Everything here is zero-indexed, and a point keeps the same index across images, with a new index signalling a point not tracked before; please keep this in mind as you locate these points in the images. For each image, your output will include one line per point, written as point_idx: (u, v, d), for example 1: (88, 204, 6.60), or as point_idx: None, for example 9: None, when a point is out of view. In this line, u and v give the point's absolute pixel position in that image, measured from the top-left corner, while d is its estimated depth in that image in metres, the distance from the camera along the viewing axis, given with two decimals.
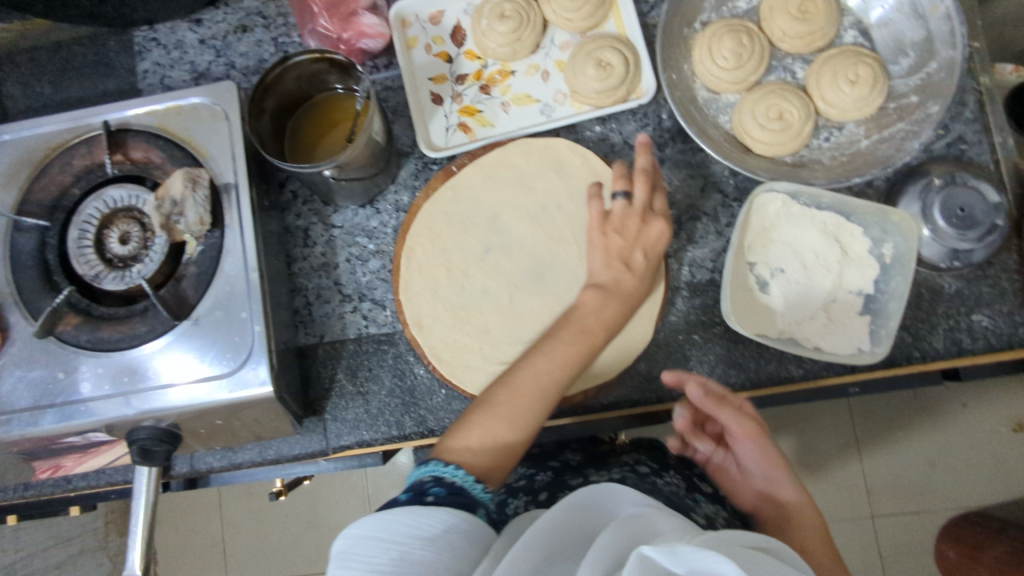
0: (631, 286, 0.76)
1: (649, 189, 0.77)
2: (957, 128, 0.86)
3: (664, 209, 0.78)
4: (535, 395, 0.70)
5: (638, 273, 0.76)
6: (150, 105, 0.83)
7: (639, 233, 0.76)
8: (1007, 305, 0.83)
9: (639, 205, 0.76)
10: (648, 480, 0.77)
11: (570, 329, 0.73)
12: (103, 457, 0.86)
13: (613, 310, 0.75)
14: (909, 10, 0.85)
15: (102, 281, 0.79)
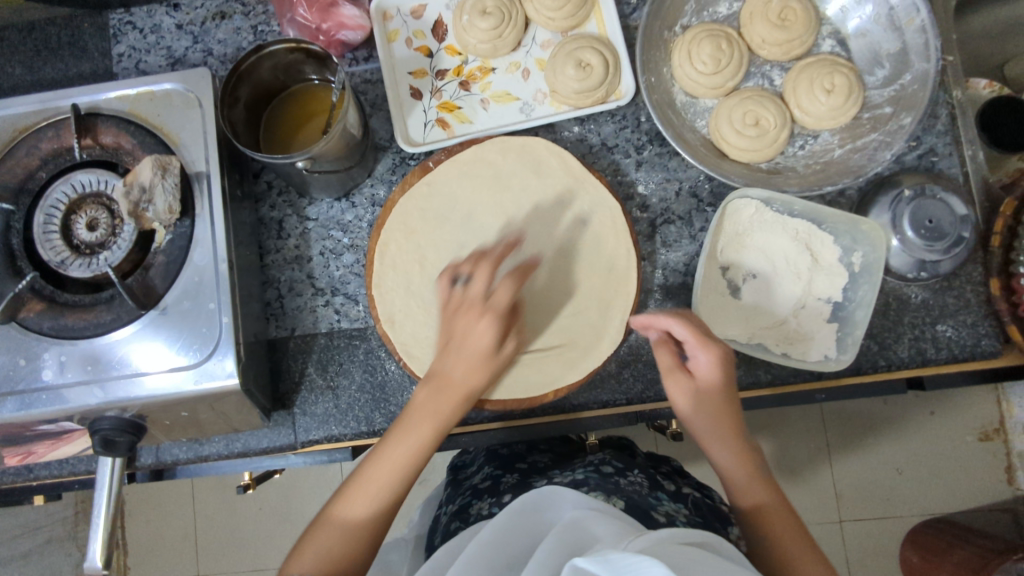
0: (462, 380, 0.72)
1: (495, 272, 0.74)
2: (929, 140, 0.87)
3: (505, 300, 0.71)
4: (395, 474, 0.68)
5: (471, 366, 0.72)
6: (122, 90, 0.82)
7: (468, 333, 0.72)
8: (972, 317, 0.85)
9: (473, 297, 0.73)
10: (611, 481, 0.79)
11: (421, 413, 0.71)
12: (72, 445, 0.86)
13: (447, 408, 0.71)
14: (885, 22, 0.86)
15: (67, 268, 0.78)
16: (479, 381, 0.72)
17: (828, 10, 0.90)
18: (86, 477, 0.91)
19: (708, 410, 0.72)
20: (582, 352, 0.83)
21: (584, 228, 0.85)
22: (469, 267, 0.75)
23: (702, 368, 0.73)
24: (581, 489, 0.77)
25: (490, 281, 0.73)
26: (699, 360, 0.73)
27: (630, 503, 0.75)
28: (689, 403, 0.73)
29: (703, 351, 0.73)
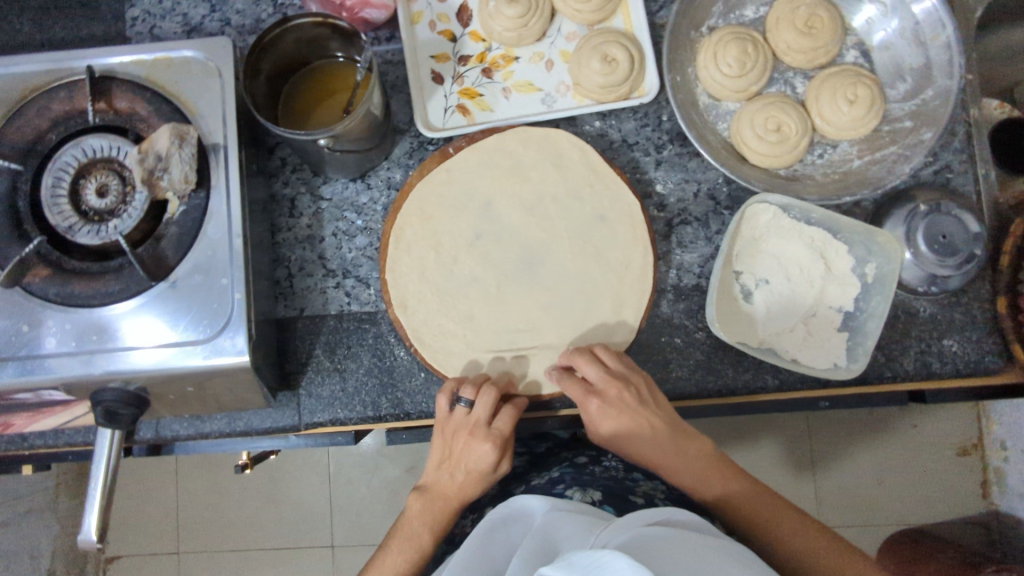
0: (460, 488, 0.77)
1: (495, 404, 0.77)
2: (946, 156, 0.88)
3: (507, 432, 0.76)
4: (413, 553, 0.75)
5: (469, 478, 0.77)
6: (138, 54, 0.79)
7: (470, 452, 0.76)
8: (977, 333, 0.86)
9: (477, 422, 0.76)
10: (586, 473, 0.82)
11: (434, 503, 0.77)
12: (55, 418, 0.84)
13: (444, 512, 0.77)
14: (911, 36, 0.87)
15: (75, 234, 0.76)
16: (474, 490, 0.78)
17: (855, 21, 0.90)
18: (80, 449, 0.89)
19: (630, 446, 0.77)
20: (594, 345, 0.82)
21: (602, 223, 0.85)
22: (471, 391, 0.77)
23: (605, 419, 0.76)
24: (558, 487, 0.79)
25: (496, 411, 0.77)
26: (595, 406, 0.76)
27: (606, 491, 0.77)
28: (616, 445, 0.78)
29: (593, 400, 0.76)
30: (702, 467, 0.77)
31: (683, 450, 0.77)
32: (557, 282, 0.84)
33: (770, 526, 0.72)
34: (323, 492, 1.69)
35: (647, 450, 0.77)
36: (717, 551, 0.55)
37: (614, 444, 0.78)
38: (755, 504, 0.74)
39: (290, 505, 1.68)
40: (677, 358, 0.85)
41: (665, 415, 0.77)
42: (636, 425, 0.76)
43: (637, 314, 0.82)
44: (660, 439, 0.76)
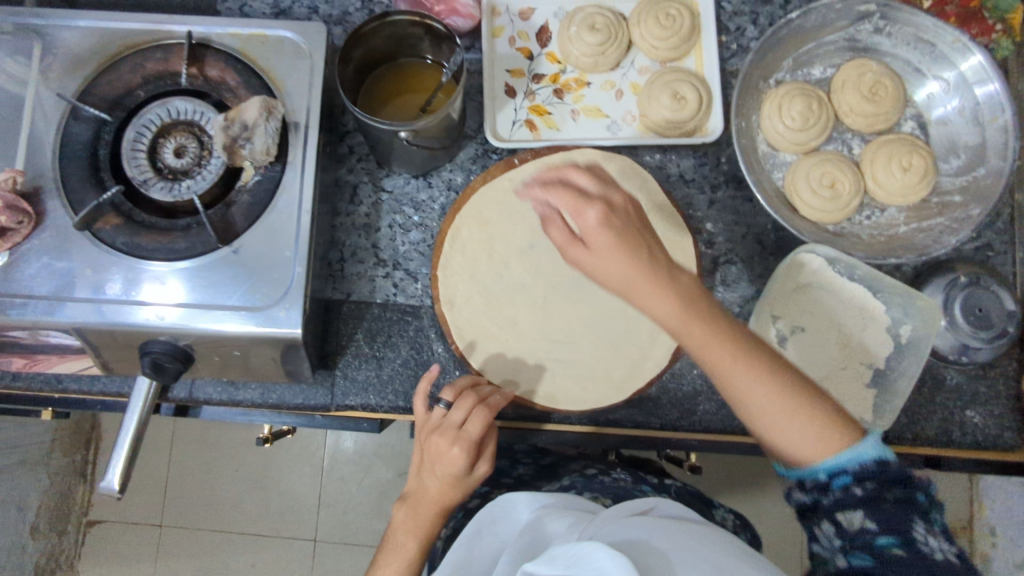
0: (435, 493, 0.75)
1: (471, 408, 0.74)
2: (988, 235, 0.91)
3: (477, 436, 0.72)
4: (402, 561, 0.74)
5: (443, 483, 0.74)
6: (235, 28, 0.82)
7: (441, 456, 0.73)
8: (999, 408, 0.88)
9: (448, 424, 0.74)
10: (597, 481, 0.84)
11: (416, 511, 0.76)
12: (64, 365, 0.86)
13: (426, 517, 0.75)
14: (969, 116, 0.90)
15: (149, 188, 0.79)
16: (453, 496, 0.75)
17: (917, 94, 0.94)
18: (111, 400, 0.90)
19: (608, 272, 0.61)
20: (630, 366, 0.84)
21: None
22: (450, 394, 0.77)
23: (593, 239, 0.60)
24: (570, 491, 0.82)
25: (468, 414, 0.74)
26: (581, 221, 0.61)
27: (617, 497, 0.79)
28: (590, 266, 0.62)
29: (586, 210, 0.60)
30: (692, 320, 0.62)
31: (668, 278, 0.61)
32: (603, 300, 0.86)
33: (718, 364, 0.62)
34: (310, 483, 1.65)
35: (639, 280, 0.61)
36: (697, 538, 0.56)
37: (589, 271, 0.62)
38: (708, 335, 0.62)
39: (279, 494, 1.65)
40: (707, 392, 0.87)
41: (659, 254, 0.62)
42: (628, 272, 0.60)
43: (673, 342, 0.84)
44: (663, 263, 0.62)
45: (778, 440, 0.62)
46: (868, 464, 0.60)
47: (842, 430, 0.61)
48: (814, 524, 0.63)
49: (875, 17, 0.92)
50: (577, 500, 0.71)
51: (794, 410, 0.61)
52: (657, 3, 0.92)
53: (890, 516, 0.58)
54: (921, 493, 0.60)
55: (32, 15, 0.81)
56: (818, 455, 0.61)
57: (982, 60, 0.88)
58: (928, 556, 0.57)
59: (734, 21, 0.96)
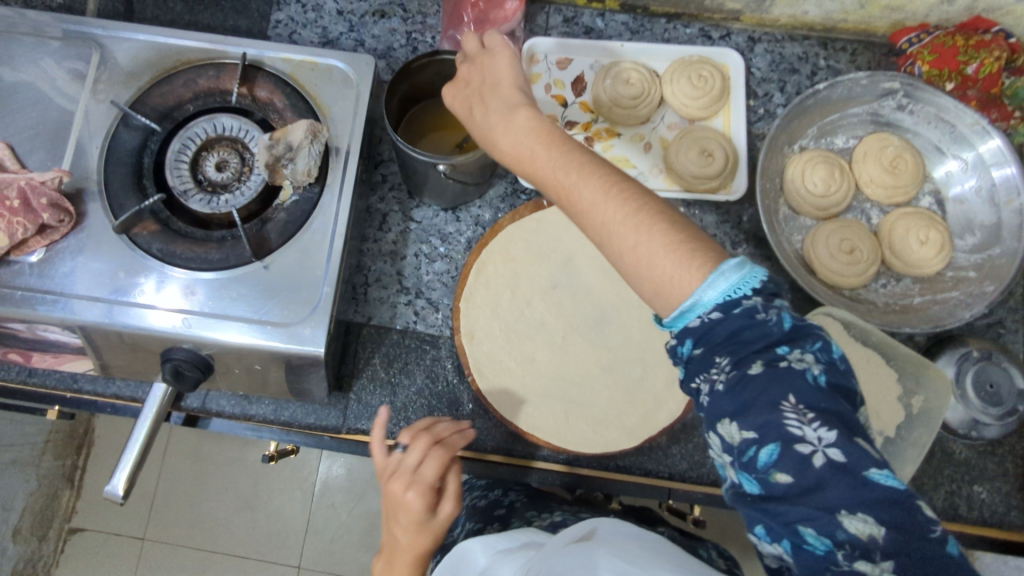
0: (402, 545, 0.67)
1: (426, 450, 0.68)
2: (1000, 313, 0.93)
3: (430, 477, 0.66)
4: None
5: (408, 533, 0.67)
6: (288, 53, 0.85)
7: (396, 505, 0.67)
8: (1006, 486, 0.88)
9: (401, 467, 0.68)
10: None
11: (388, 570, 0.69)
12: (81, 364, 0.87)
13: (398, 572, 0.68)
14: (986, 197, 0.93)
15: (187, 199, 0.81)
16: (423, 545, 0.68)
17: (936, 171, 0.97)
18: (122, 404, 0.91)
19: (493, 139, 0.63)
20: (643, 413, 0.84)
21: None
22: (406, 436, 0.72)
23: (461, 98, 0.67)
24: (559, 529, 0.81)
25: (421, 455, 0.68)
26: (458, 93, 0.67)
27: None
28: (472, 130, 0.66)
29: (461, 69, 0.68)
30: (545, 160, 0.59)
31: (541, 138, 0.60)
32: (621, 346, 0.88)
33: (563, 194, 0.58)
34: (299, 508, 1.62)
35: (523, 150, 0.61)
36: (648, 550, 0.60)
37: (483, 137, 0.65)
38: (551, 160, 0.59)
39: (267, 516, 1.62)
40: None
41: (514, 92, 0.63)
42: (470, 108, 0.65)
43: (688, 392, 0.84)
44: (505, 107, 0.62)
45: (637, 283, 0.55)
46: (710, 310, 0.50)
47: (698, 261, 0.51)
48: (698, 393, 0.52)
49: (898, 95, 0.95)
50: (532, 537, 0.72)
51: (664, 245, 0.52)
52: (691, 63, 0.96)
53: (751, 396, 0.47)
54: (784, 345, 0.48)
55: (93, 25, 0.85)
56: (671, 298, 0.52)
57: (1001, 144, 0.90)
58: (810, 466, 0.44)
59: (762, 87, 1.00)
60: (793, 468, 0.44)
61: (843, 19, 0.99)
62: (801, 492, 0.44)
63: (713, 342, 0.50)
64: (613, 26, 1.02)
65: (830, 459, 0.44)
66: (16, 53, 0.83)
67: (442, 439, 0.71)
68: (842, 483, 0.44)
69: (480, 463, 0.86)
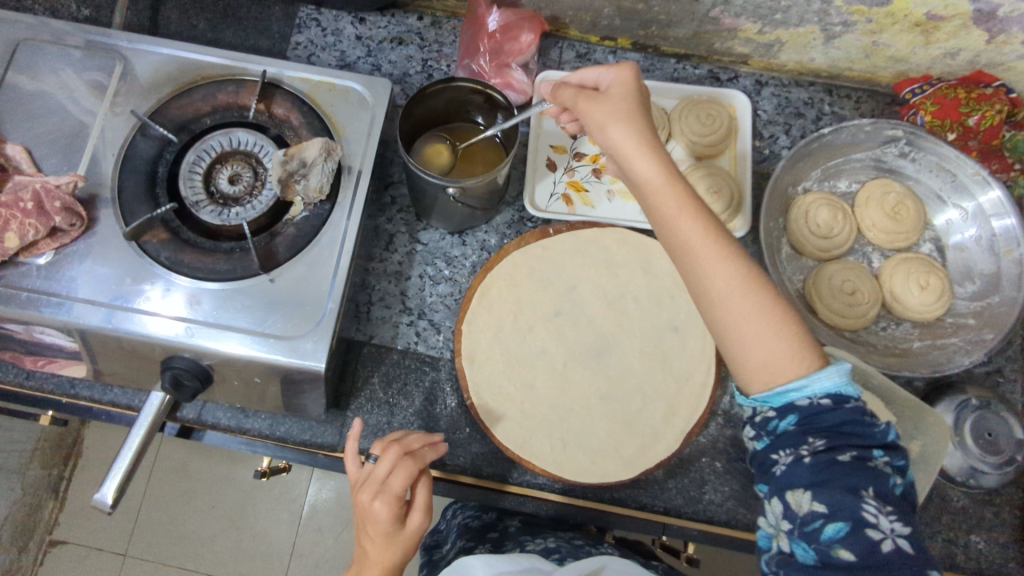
0: (373, 557, 0.70)
1: (395, 460, 0.71)
2: (999, 361, 0.94)
3: (397, 488, 0.68)
4: None
5: (377, 544, 0.70)
6: (307, 73, 0.87)
7: (366, 514, 0.69)
8: (1003, 536, 0.88)
9: (372, 477, 0.70)
10: (583, 552, 0.84)
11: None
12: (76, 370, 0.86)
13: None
14: (986, 246, 0.94)
15: (199, 210, 0.82)
16: (393, 556, 0.71)
17: (936, 219, 0.99)
18: (116, 411, 0.90)
19: (634, 150, 0.66)
20: (642, 444, 0.84)
21: (674, 334, 0.90)
22: (378, 447, 0.74)
23: (615, 87, 0.70)
24: (552, 556, 0.82)
25: (389, 465, 0.70)
26: (610, 83, 0.71)
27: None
28: (606, 115, 0.68)
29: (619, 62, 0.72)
30: (686, 203, 0.64)
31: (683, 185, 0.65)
32: (621, 377, 0.88)
33: (692, 241, 0.63)
34: (286, 530, 1.59)
35: (665, 183, 0.65)
36: None
37: (614, 135, 0.67)
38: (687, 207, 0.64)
39: (252, 538, 1.59)
40: (714, 482, 0.87)
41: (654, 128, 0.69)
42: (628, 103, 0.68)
43: (687, 425, 0.84)
44: (654, 134, 0.67)
45: (739, 352, 0.63)
46: (820, 396, 0.60)
47: (807, 356, 0.62)
48: (775, 464, 0.63)
49: (901, 143, 0.97)
50: (534, 564, 0.77)
51: (780, 332, 0.61)
52: (700, 103, 0.98)
53: (832, 476, 0.58)
54: (878, 449, 0.60)
55: (119, 38, 0.87)
56: (774, 378, 0.62)
57: (1001, 195, 0.91)
58: (877, 548, 0.55)
59: (768, 129, 1.02)
60: (856, 546, 0.55)
61: (849, 67, 1.02)
62: (864, 566, 0.54)
63: (812, 424, 0.61)
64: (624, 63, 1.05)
65: (898, 546, 0.55)
66: (41, 60, 0.85)
67: (411, 450, 0.73)
68: (904, 566, 0.54)
69: (475, 489, 0.85)
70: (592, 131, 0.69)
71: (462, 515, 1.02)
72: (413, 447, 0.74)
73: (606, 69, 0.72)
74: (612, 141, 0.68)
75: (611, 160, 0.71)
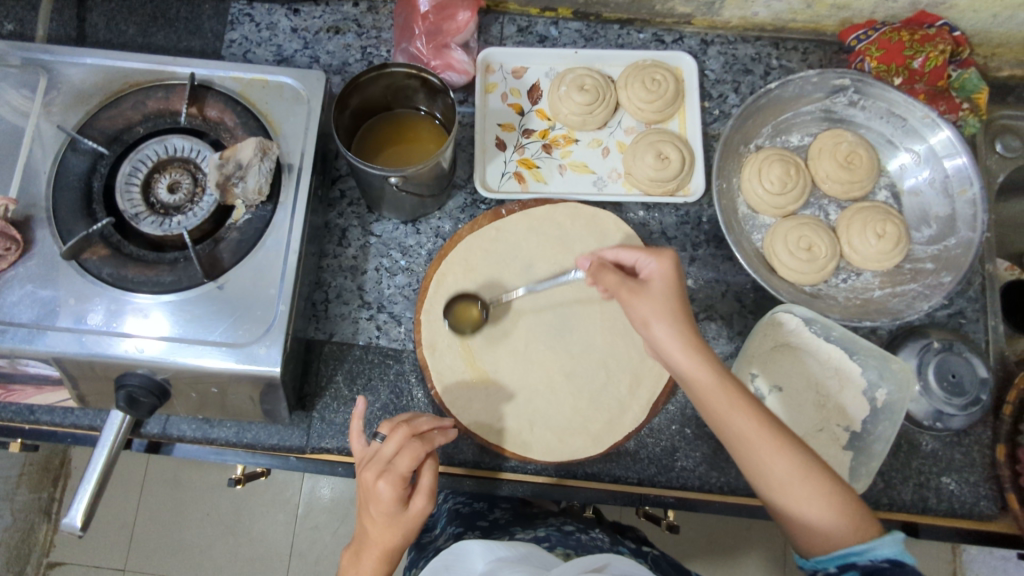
0: (373, 536, 0.70)
1: (400, 443, 0.70)
2: (960, 303, 0.94)
3: (402, 469, 0.67)
4: None
5: (379, 524, 0.70)
6: (237, 72, 0.85)
7: (369, 493, 0.69)
8: (974, 476, 0.89)
9: (378, 457, 0.70)
10: (573, 538, 0.84)
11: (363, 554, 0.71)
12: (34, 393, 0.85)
13: (366, 564, 0.70)
14: (939, 188, 0.95)
15: (139, 222, 0.80)
16: (392, 538, 0.70)
17: (890, 165, 0.98)
18: (81, 433, 0.89)
19: (681, 345, 0.69)
20: (609, 419, 0.85)
21: None
22: (385, 426, 0.73)
23: (659, 277, 0.72)
24: (543, 545, 0.82)
25: (396, 446, 0.70)
26: (651, 270, 0.73)
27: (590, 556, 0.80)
28: (648, 310, 0.70)
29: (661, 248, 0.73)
30: (737, 400, 0.67)
31: (730, 380, 0.68)
32: (584, 352, 0.88)
33: (747, 434, 0.66)
34: (284, 534, 1.57)
35: (715, 382, 0.67)
36: None
37: (659, 333, 0.69)
38: (739, 404, 0.67)
39: (250, 541, 1.56)
40: (685, 449, 0.87)
41: (690, 316, 0.71)
42: (671, 299, 0.70)
43: (652, 395, 0.86)
44: (691, 325, 0.70)
45: (801, 527, 0.66)
46: (882, 562, 0.63)
47: (871, 525, 0.65)
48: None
49: (849, 91, 0.97)
50: (533, 553, 0.75)
51: (843, 508, 0.65)
52: (644, 68, 0.97)
53: None
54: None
55: (40, 51, 0.84)
56: (835, 545, 0.65)
57: (950, 135, 0.92)
58: None
59: (716, 88, 1.01)
60: None
61: (792, 19, 1.01)
62: None
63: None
64: (566, 33, 1.03)
65: None
66: None
67: (420, 433, 0.72)
68: None
69: (448, 477, 0.86)
70: (637, 323, 0.71)
71: (453, 500, 1.02)
72: (423, 429, 0.73)
73: (647, 255, 0.74)
74: (656, 337, 0.70)
75: (653, 347, 0.74)
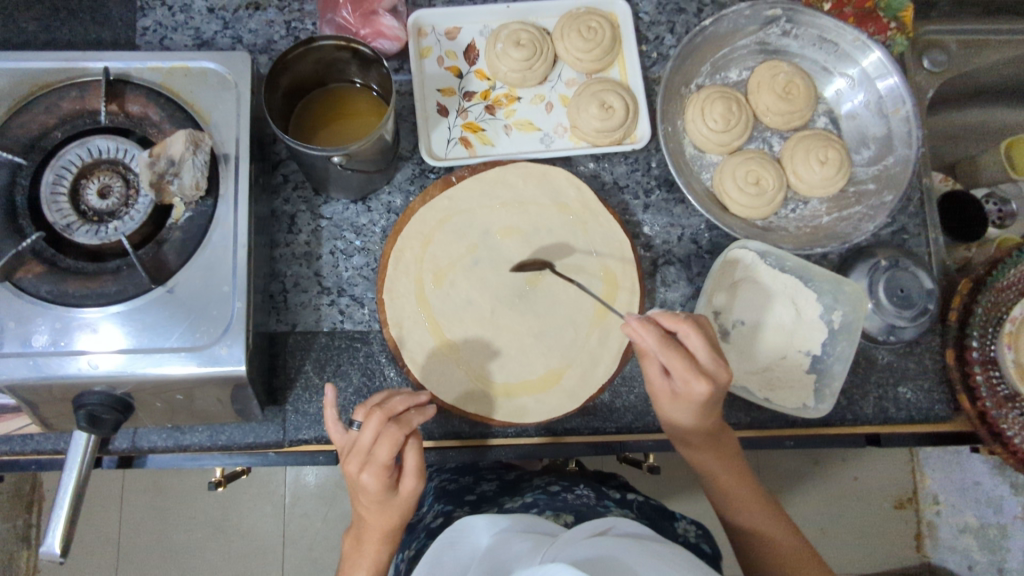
0: (371, 520, 0.72)
1: (381, 431, 0.68)
2: (902, 220, 0.98)
3: (381, 459, 0.67)
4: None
5: (372, 510, 0.71)
6: (156, 62, 0.81)
7: (357, 483, 0.69)
8: (927, 382, 0.94)
9: (357, 447, 0.68)
10: (560, 499, 0.86)
11: (367, 538, 0.73)
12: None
13: (369, 546, 0.74)
14: (875, 109, 0.97)
15: (73, 233, 0.76)
16: (389, 519, 0.72)
17: (826, 91, 1.00)
18: (46, 458, 0.86)
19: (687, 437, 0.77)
20: (581, 372, 0.87)
21: (594, 259, 0.91)
22: (360, 413, 0.70)
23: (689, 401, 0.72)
24: (533, 511, 0.83)
25: (374, 434, 0.68)
26: (687, 391, 0.71)
27: (578, 515, 0.82)
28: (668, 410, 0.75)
29: (693, 381, 0.70)
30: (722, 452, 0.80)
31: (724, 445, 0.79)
32: (551, 310, 0.89)
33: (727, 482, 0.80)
34: (272, 527, 1.55)
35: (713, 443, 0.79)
36: (652, 553, 0.58)
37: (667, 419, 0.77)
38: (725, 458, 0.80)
39: (240, 539, 1.54)
40: None
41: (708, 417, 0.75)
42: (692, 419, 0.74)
43: (621, 345, 0.87)
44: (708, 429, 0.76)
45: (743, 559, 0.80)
46: None
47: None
48: None
49: (781, 21, 0.97)
50: (536, 521, 0.72)
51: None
52: (578, 17, 0.95)
53: None
54: None
55: None
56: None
57: (881, 56, 0.94)
58: None
59: (652, 31, 1.00)
60: None
61: None
62: None
63: None
64: None
65: None
66: None
67: (397, 415, 0.70)
68: None
69: (430, 451, 0.86)
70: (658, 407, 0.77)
71: (438, 478, 1.03)
72: (398, 410, 0.70)
73: (687, 381, 0.70)
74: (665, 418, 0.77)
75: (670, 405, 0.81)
